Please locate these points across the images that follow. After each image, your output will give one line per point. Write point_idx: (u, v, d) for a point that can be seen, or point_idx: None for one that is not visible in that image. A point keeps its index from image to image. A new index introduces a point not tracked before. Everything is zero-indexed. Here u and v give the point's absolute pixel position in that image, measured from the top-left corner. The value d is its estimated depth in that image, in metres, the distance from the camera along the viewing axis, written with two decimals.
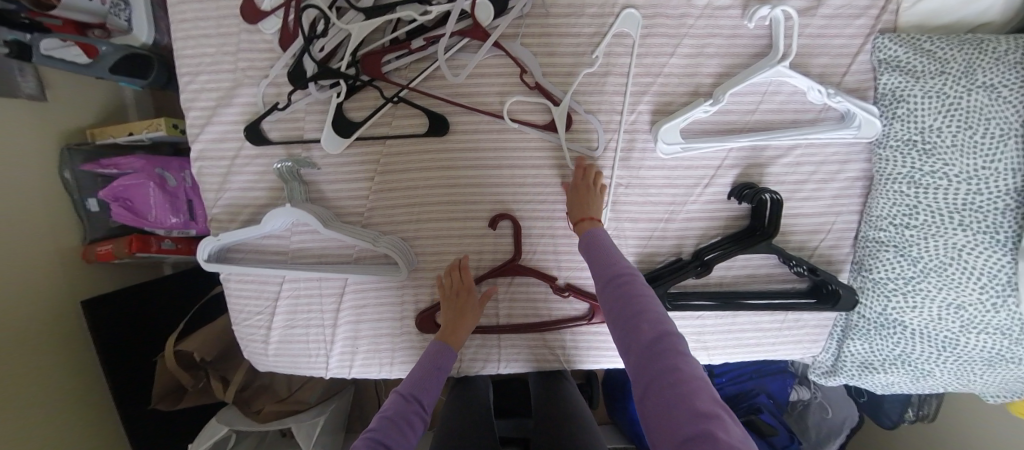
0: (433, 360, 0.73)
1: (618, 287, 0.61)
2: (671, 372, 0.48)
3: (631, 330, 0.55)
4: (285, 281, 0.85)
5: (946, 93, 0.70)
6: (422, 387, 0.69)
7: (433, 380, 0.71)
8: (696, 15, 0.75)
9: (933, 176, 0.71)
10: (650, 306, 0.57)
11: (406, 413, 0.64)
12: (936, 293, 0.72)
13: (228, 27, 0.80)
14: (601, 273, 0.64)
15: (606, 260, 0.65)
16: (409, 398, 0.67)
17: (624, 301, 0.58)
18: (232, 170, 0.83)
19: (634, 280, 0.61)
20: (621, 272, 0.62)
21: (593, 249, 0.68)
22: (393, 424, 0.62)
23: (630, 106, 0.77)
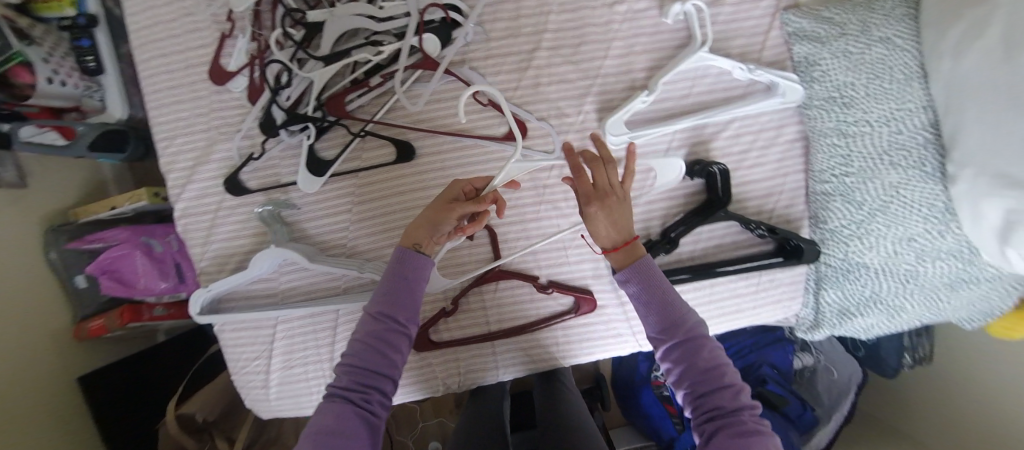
0: (406, 266, 0.63)
1: (685, 343, 0.59)
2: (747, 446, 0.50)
3: (702, 398, 0.56)
4: (278, 322, 0.87)
5: (851, 50, 0.78)
6: (393, 300, 0.62)
7: (407, 285, 0.63)
8: (619, 20, 0.84)
9: (858, 126, 0.78)
10: (723, 373, 0.57)
11: (383, 334, 0.60)
12: (886, 230, 0.77)
13: (198, 91, 0.86)
14: (666, 322, 0.61)
15: (669, 310, 0.61)
16: (383, 317, 0.61)
17: (695, 366, 0.57)
18: (216, 222, 0.87)
19: (704, 339, 0.60)
20: (689, 328, 0.60)
21: (652, 295, 0.62)
22: (372, 349, 0.59)
23: (577, 108, 0.85)
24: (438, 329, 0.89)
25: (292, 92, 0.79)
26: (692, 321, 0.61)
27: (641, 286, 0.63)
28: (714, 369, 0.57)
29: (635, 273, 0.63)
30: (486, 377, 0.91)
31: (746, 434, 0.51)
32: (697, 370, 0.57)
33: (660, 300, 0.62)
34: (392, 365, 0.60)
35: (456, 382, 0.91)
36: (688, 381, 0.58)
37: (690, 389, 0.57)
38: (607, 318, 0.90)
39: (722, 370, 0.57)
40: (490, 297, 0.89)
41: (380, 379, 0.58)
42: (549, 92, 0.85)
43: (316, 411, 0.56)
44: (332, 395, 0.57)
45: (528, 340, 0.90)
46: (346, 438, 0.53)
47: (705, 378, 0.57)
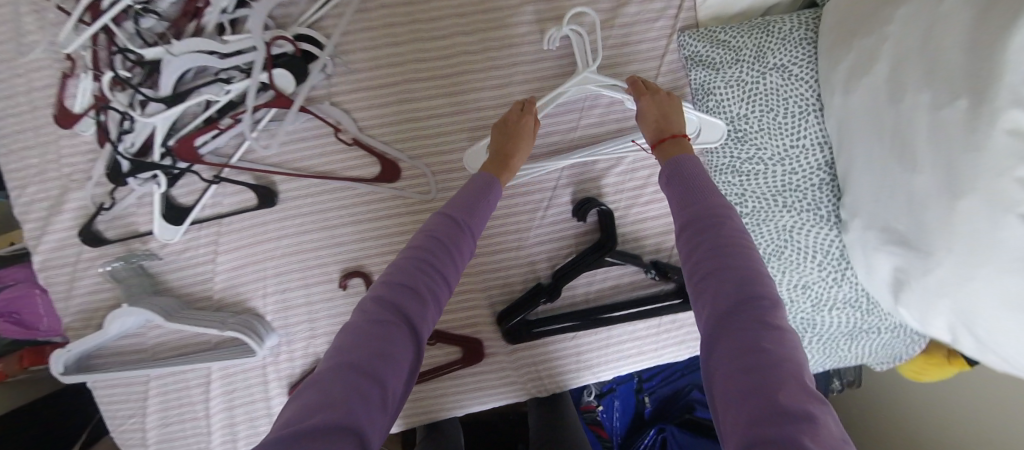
0: (483, 185, 0.63)
1: (706, 226, 0.48)
2: (753, 341, 0.36)
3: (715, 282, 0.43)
4: (151, 379, 0.83)
5: (744, 79, 0.70)
6: (469, 212, 0.58)
7: (484, 203, 0.61)
8: (496, 47, 0.77)
9: (751, 163, 0.71)
10: (749, 259, 0.43)
11: (451, 237, 0.54)
12: (781, 276, 0.72)
13: (48, 136, 0.80)
14: (689, 210, 0.51)
15: (699, 195, 0.52)
16: (460, 223, 0.57)
17: (709, 248, 0.45)
18: (77, 275, 0.82)
19: (730, 225, 0.47)
20: (717, 213, 0.49)
21: (678, 177, 0.56)
22: (445, 248, 0.53)
23: (453, 146, 0.78)
24: None
25: (133, 138, 0.72)
26: (720, 207, 0.49)
27: (677, 176, 0.56)
28: (734, 250, 0.44)
29: (679, 162, 0.58)
30: None
31: (767, 356, 0.34)
32: (715, 255, 0.44)
33: (696, 184, 0.54)
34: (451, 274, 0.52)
35: None
36: (701, 266, 0.45)
37: (699, 274, 0.45)
38: (498, 368, 0.83)
39: (749, 255, 0.44)
40: None
41: (437, 286, 0.50)
42: (423, 128, 0.78)
43: (363, 303, 0.47)
44: (391, 285, 0.48)
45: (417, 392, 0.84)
46: (388, 345, 0.42)
47: (723, 259, 0.44)
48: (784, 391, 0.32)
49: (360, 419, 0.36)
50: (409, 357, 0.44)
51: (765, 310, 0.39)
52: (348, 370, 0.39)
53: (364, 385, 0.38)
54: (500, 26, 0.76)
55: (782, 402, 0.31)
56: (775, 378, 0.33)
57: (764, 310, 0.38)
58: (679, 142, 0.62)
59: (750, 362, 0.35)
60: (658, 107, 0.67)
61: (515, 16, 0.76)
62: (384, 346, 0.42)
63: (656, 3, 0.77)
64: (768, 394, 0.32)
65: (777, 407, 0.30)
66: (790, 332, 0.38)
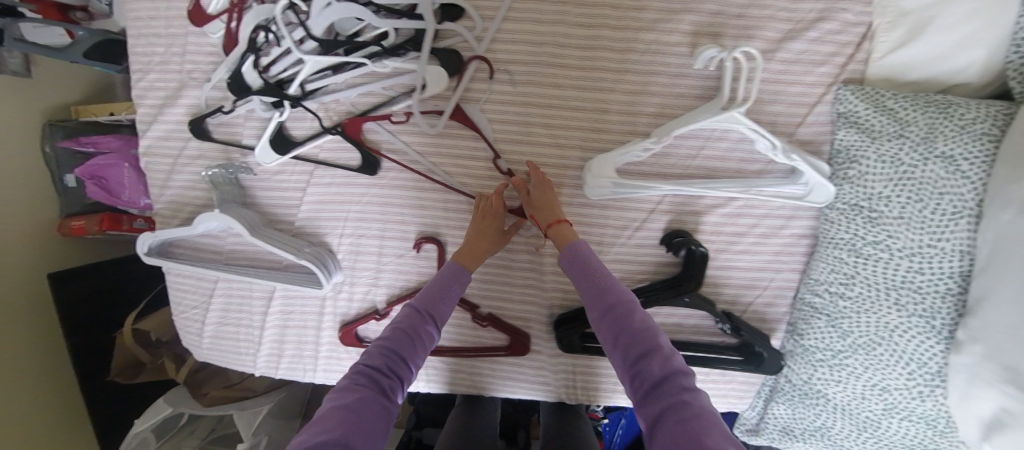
0: (450, 285, 0.70)
1: (615, 317, 0.58)
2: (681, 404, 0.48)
3: (638, 362, 0.54)
4: (219, 280, 0.87)
5: (901, 159, 0.64)
6: (433, 301, 0.68)
7: (450, 293, 0.69)
8: (640, 50, 0.71)
9: (875, 247, 0.66)
10: (657, 338, 0.56)
11: (418, 327, 0.65)
12: (862, 371, 0.67)
13: (179, 29, 0.81)
14: (598, 300, 0.61)
15: (599, 286, 0.62)
16: (423, 312, 0.66)
17: (624, 333, 0.56)
18: (175, 168, 0.85)
19: (632, 309, 0.59)
20: (622, 303, 0.59)
21: (577, 269, 0.64)
22: (409, 339, 0.63)
23: (564, 140, 0.74)
24: (370, 327, 0.87)
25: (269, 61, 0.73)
26: (621, 295, 0.60)
27: (574, 267, 0.64)
28: (644, 336, 0.55)
29: (570, 257, 0.65)
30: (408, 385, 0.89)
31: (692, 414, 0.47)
32: (634, 347, 0.55)
33: (598, 280, 0.62)
34: (418, 354, 0.63)
35: None
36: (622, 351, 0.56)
37: (625, 358, 0.55)
38: (538, 366, 0.84)
39: (654, 336, 0.56)
40: None
41: (404, 361, 0.61)
42: (540, 115, 0.74)
43: (340, 385, 0.57)
44: (365, 367, 0.59)
45: (458, 364, 0.86)
46: (368, 404, 0.54)
47: (654, 356, 0.54)
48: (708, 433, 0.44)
49: (351, 438, 0.49)
50: (387, 412, 0.55)
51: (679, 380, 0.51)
52: (341, 411, 0.51)
53: (354, 420, 0.50)
54: (650, 28, 0.70)
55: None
56: (701, 425, 0.45)
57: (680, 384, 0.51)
58: (564, 231, 0.68)
59: (683, 418, 0.47)
60: (543, 192, 0.71)
61: (669, 22, 0.70)
62: (362, 401, 0.53)
63: (828, 46, 0.70)
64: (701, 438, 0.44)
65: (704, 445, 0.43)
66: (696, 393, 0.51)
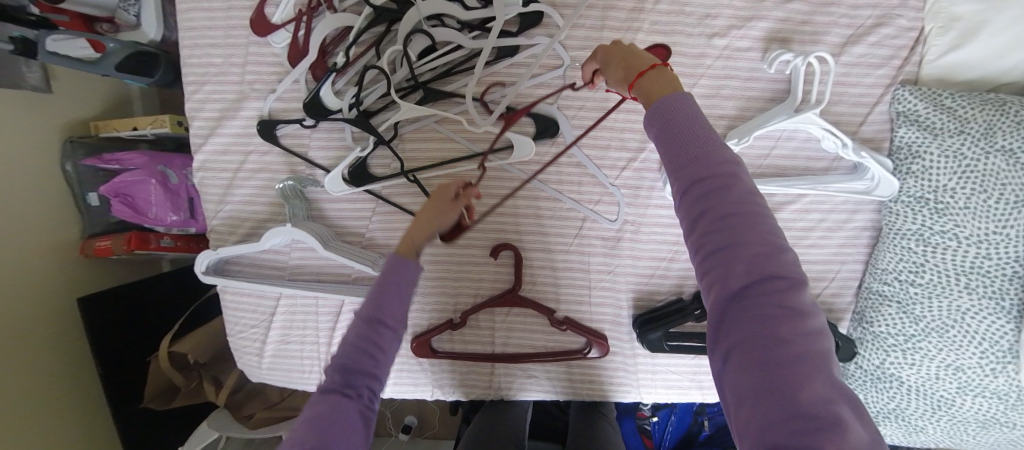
0: (397, 278, 0.51)
1: (705, 190, 0.36)
2: (778, 339, 0.31)
3: (718, 263, 0.35)
4: (281, 297, 0.84)
5: (963, 153, 0.67)
6: (387, 304, 0.50)
7: (402, 289, 0.51)
8: (714, 55, 0.74)
9: (943, 236, 0.70)
10: (764, 228, 0.34)
11: (372, 339, 0.47)
12: (936, 353, 0.72)
13: (236, 38, 0.77)
14: (682, 163, 0.38)
15: (693, 144, 0.38)
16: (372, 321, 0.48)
17: (715, 213, 0.35)
18: (234, 182, 0.82)
19: (737, 187, 0.35)
20: (718, 172, 0.36)
21: (666, 115, 0.40)
22: (360, 356, 0.47)
23: (641, 144, 0.76)
24: (441, 338, 0.85)
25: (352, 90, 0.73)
26: (725, 160, 0.36)
27: (663, 117, 0.40)
28: (743, 225, 0.34)
29: (655, 107, 0.41)
30: (480, 394, 0.88)
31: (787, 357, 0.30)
32: (728, 248, 0.34)
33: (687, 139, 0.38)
34: (379, 369, 0.47)
35: (449, 392, 0.88)
36: (703, 238, 0.36)
37: (699, 247, 0.36)
38: (614, 369, 0.85)
39: (762, 222, 0.34)
40: (501, 319, 0.84)
41: (370, 381, 0.47)
42: (614, 120, 0.75)
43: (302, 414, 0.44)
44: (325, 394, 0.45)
45: (532, 369, 0.86)
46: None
47: (726, 237, 0.34)
48: (807, 392, 0.29)
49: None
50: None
51: (785, 295, 0.32)
52: None
53: None
54: (724, 34, 0.73)
55: (807, 401, 0.28)
56: (799, 377, 0.29)
57: (784, 299, 0.32)
58: (663, 74, 0.43)
59: (777, 359, 0.30)
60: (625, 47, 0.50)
61: (742, 29, 0.73)
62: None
63: (885, 49, 0.73)
64: (794, 402, 0.29)
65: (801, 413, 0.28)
66: (810, 309, 0.33)
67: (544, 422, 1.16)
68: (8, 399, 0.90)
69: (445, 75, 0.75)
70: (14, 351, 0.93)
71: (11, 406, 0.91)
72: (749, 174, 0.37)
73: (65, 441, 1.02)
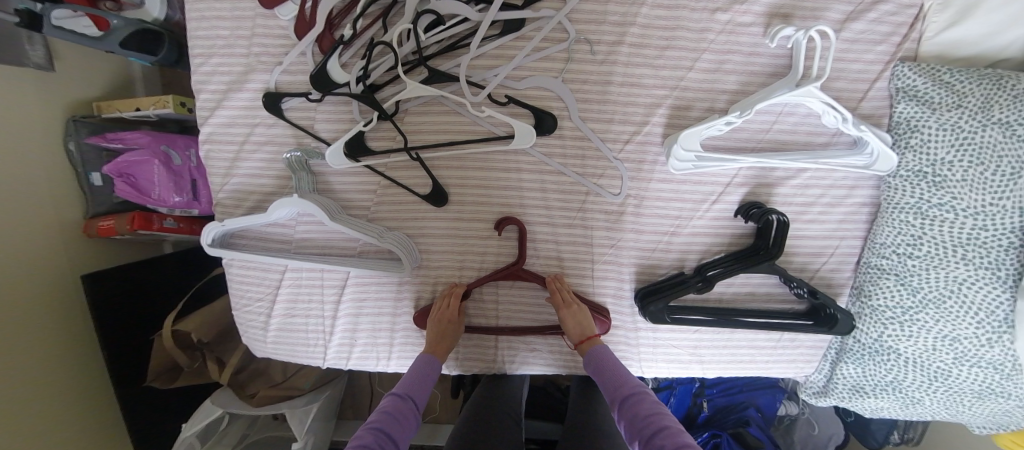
0: (426, 372, 0.74)
1: (631, 402, 0.64)
2: (642, 403, 0.62)
3: (629, 407, 0.63)
4: (286, 270, 0.85)
5: (962, 127, 0.68)
6: (417, 388, 0.70)
7: (428, 383, 0.73)
8: (717, 30, 0.74)
9: (941, 209, 0.71)
10: (643, 398, 0.64)
11: (402, 410, 0.65)
12: (932, 324, 0.73)
13: (243, 11, 0.78)
14: (614, 394, 0.67)
15: (618, 381, 0.68)
16: (405, 396, 0.67)
17: (623, 389, 0.67)
18: (240, 155, 0.82)
19: (647, 398, 0.64)
20: (632, 388, 0.66)
21: (602, 370, 0.72)
22: (395, 419, 0.62)
23: (644, 118, 0.77)
24: None
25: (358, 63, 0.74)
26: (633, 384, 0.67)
27: (597, 369, 0.73)
28: (634, 398, 0.64)
29: (591, 358, 0.75)
30: (483, 369, 0.89)
31: (649, 414, 0.60)
32: (642, 416, 0.60)
33: (605, 366, 0.72)
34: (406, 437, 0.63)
35: (453, 367, 0.89)
36: (623, 416, 0.64)
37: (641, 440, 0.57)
38: (616, 343, 0.86)
39: (639, 390, 0.66)
40: (505, 293, 0.85)
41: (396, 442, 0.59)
42: (618, 94, 0.76)
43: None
44: (369, 430, 0.59)
45: (536, 344, 0.88)
46: None
47: (638, 400, 0.64)
48: (657, 413, 0.60)
49: None
50: None
51: (641, 399, 0.63)
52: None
53: None
54: (728, 9, 0.73)
55: (662, 417, 0.59)
56: (655, 412, 0.60)
57: (647, 399, 0.63)
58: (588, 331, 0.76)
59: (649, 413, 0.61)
60: (575, 317, 0.76)
61: (746, 3, 0.73)
62: None
63: (884, 26, 0.74)
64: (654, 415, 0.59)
65: (657, 415, 0.59)
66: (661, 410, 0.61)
67: (543, 402, 1.18)
68: (14, 374, 0.91)
69: (450, 48, 0.75)
70: (21, 327, 0.94)
71: (18, 380, 0.92)
72: (652, 393, 0.65)
73: (70, 418, 1.02)
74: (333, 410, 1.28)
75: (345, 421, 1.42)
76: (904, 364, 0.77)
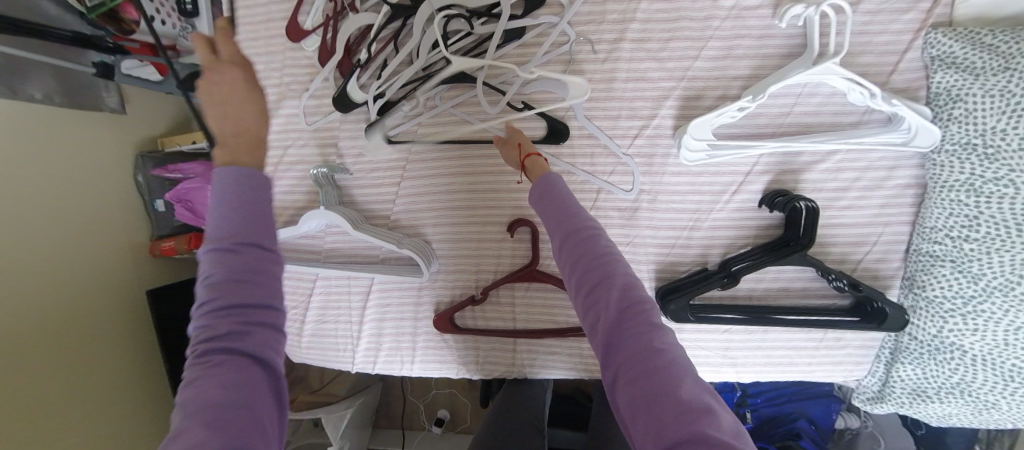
0: (244, 182, 0.42)
1: (577, 243, 0.49)
2: (596, 250, 0.48)
3: (576, 249, 0.49)
4: (318, 279, 0.90)
5: (1011, 90, 0.61)
6: (250, 222, 0.41)
7: (262, 197, 0.43)
8: (722, 17, 0.72)
9: (997, 184, 0.63)
10: (594, 234, 0.50)
11: (248, 263, 0.39)
12: (1001, 316, 0.65)
13: (275, 45, 0.87)
14: (559, 228, 0.52)
15: (567, 215, 0.53)
16: (241, 244, 0.40)
17: (568, 229, 0.51)
18: (276, 174, 0.90)
19: (599, 234, 0.50)
20: (584, 224, 0.51)
21: (547, 195, 0.57)
22: (245, 283, 0.39)
23: (652, 111, 0.76)
24: (465, 314, 0.88)
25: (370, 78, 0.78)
26: (585, 218, 0.52)
27: (542, 195, 0.58)
28: (584, 231, 0.50)
29: (546, 179, 0.60)
30: (504, 372, 0.90)
31: (596, 262, 0.47)
32: (591, 259, 0.47)
33: (555, 198, 0.56)
34: (277, 293, 0.41)
35: (474, 370, 0.90)
36: (564, 254, 0.50)
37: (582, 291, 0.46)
38: None
39: (587, 226, 0.51)
40: (522, 294, 0.85)
41: (267, 312, 0.40)
42: (623, 90, 0.76)
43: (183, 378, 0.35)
44: (206, 350, 0.36)
45: (555, 346, 0.86)
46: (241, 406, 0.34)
47: (585, 242, 0.49)
48: (613, 264, 0.46)
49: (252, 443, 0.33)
50: (269, 391, 0.37)
51: (595, 241, 0.49)
52: (205, 416, 0.32)
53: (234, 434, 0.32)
54: None
55: (617, 270, 0.46)
56: (612, 263, 0.46)
57: (600, 240, 0.49)
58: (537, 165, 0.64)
59: (599, 260, 0.47)
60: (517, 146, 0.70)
61: None
62: (237, 394, 0.34)
63: None
64: (611, 268, 0.46)
65: (614, 267, 0.46)
66: (615, 258, 0.47)
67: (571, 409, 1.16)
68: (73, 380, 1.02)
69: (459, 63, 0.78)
70: (86, 338, 1.06)
71: (80, 386, 1.03)
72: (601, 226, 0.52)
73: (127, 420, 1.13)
74: (369, 417, 1.32)
75: (381, 430, 1.49)
76: (971, 362, 0.69)
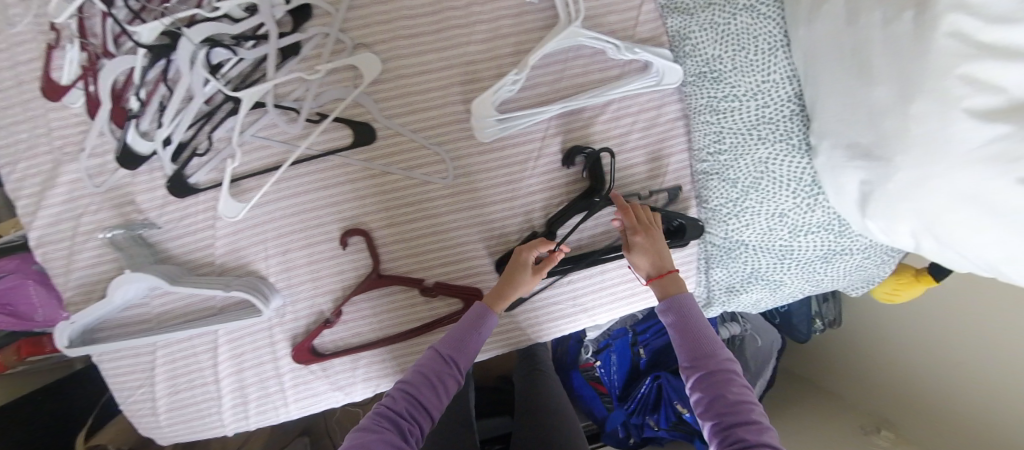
0: (478, 320, 0.72)
1: (698, 342, 0.68)
2: (708, 336, 0.68)
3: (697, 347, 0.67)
4: (157, 348, 0.84)
5: (717, 21, 0.74)
6: (454, 346, 0.70)
7: (473, 334, 0.71)
8: (480, 3, 0.79)
9: (726, 100, 0.75)
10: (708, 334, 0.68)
11: (436, 373, 0.67)
12: (759, 207, 0.76)
13: (36, 110, 0.80)
14: (692, 341, 0.68)
15: (697, 332, 0.69)
16: (447, 356, 0.69)
17: (693, 329, 0.69)
18: (75, 249, 0.82)
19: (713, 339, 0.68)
20: (705, 329, 0.69)
21: (683, 309, 0.70)
22: (428, 384, 0.66)
23: (444, 101, 0.80)
24: (326, 340, 0.86)
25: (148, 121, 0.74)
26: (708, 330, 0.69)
27: (676, 319, 0.70)
28: (704, 330, 0.69)
29: (677, 301, 0.71)
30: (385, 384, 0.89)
31: (711, 347, 0.67)
32: (727, 404, 0.60)
33: (683, 318, 0.70)
34: (434, 403, 0.66)
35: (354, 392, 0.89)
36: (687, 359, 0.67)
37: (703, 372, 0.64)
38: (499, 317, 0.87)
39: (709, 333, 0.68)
40: (376, 304, 0.85)
41: (399, 419, 0.62)
42: (411, 85, 0.79)
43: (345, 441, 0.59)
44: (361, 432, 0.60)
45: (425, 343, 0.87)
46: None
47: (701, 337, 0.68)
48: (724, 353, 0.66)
49: None
50: None
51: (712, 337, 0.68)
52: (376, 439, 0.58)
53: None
54: None
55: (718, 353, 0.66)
56: (719, 347, 0.67)
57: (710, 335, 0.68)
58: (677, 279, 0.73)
59: (711, 345, 0.67)
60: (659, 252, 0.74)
61: None
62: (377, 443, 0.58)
63: None
64: (716, 350, 0.67)
65: (714, 352, 0.66)
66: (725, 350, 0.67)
67: None
68: None
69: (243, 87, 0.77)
70: None
71: None
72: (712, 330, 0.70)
73: None
74: None
75: None
76: (754, 251, 0.81)
